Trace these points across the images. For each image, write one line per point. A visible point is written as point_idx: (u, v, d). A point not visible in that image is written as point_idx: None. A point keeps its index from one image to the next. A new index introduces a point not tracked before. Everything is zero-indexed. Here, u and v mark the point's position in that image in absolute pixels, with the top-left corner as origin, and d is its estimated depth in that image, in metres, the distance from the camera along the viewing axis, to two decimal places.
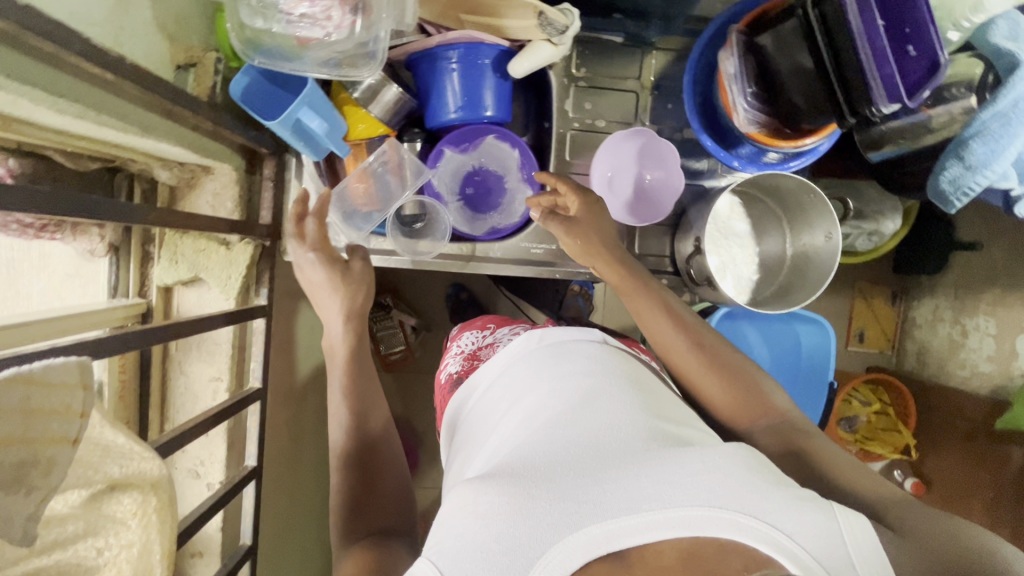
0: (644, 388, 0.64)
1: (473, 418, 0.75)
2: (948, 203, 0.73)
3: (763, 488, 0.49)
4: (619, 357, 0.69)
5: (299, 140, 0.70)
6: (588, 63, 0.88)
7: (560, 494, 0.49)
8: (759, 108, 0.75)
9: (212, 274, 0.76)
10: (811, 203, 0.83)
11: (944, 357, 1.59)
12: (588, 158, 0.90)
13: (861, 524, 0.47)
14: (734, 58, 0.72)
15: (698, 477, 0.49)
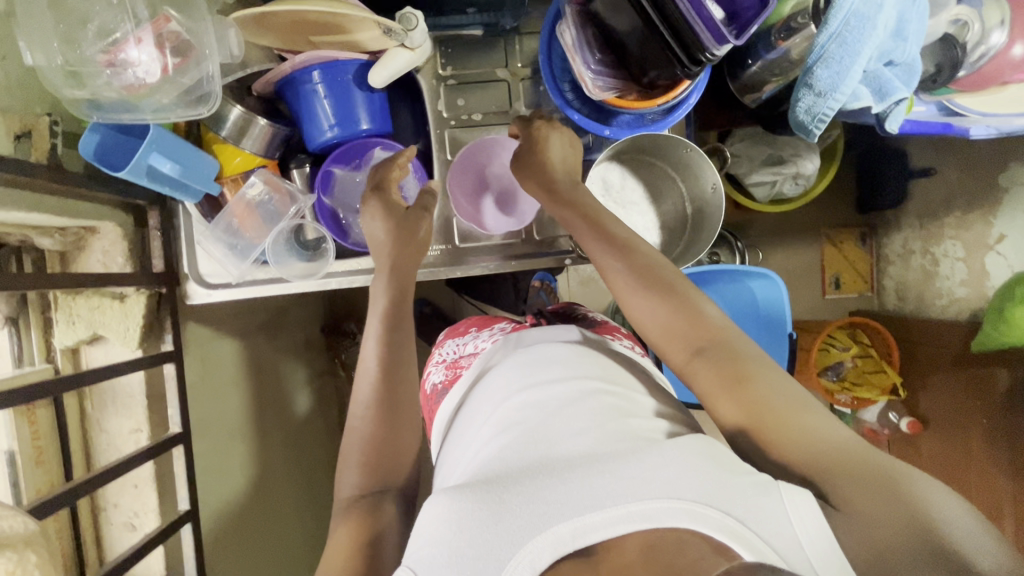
0: (613, 395, 0.69)
1: (461, 427, 0.80)
2: (809, 132, 0.74)
3: (719, 478, 0.53)
4: (589, 364, 0.73)
5: (161, 185, 0.72)
6: (454, 61, 0.89)
7: (530, 496, 0.53)
8: (610, 73, 0.75)
9: (110, 329, 0.78)
10: (690, 157, 0.85)
11: (921, 290, 1.63)
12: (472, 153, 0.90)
13: (805, 499, 0.51)
14: (571, 29, 0.73)
15: (661, 471, 0.53)
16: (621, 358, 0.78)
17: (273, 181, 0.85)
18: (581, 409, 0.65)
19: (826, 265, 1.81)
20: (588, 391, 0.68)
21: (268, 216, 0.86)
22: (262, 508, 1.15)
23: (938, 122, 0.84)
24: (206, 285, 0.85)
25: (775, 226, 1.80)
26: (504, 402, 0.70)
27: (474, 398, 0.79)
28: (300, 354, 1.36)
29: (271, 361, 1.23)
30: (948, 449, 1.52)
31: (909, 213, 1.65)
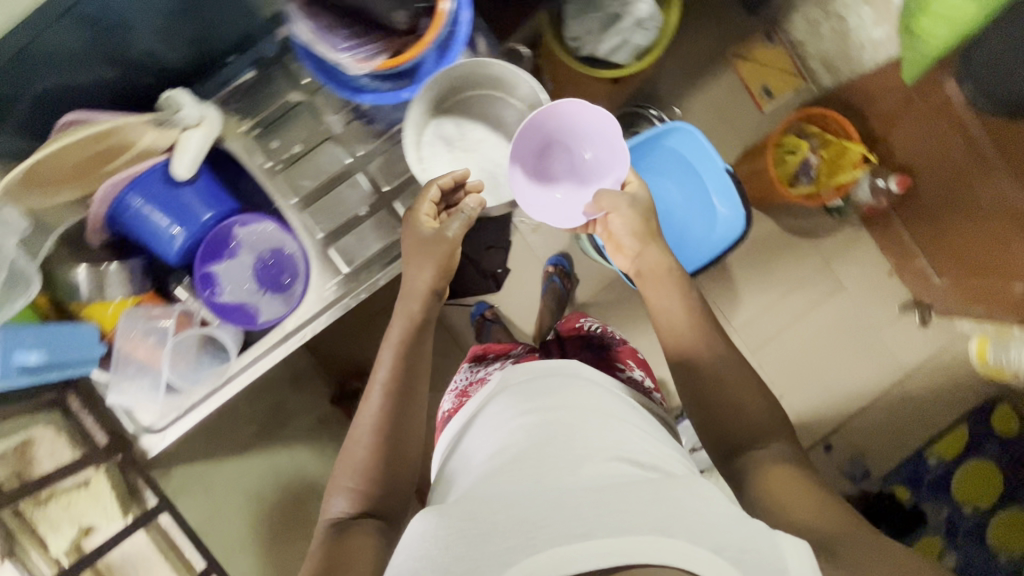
0: (616, 438, 0.88)
1: (461, 452, 0.98)
2: None
3: (705, 523, 0.70)
4: (592, 413, 0.92)
5: (54, 372, 1.01)
6: (250, 111, 1.17)
7: (531, 513, 0.73)
8: (360, 45, 1.00)
9: (89, 514, 1.13)
10: (468, 104, 1.23)
11: (844, 53, 1.60)
12: (307, 175, 1.16)
13: (800, 549, 0.69)
14: (306, 27, 0.97)
15: (652, 508, 0.72)
16: (631, 413, 0.97)
17: (147, 313, 1.10)
18: (586, 454, 0.83)
19: (747, 81, 1.84)
20: (597, 441, 0.86)
21: (188, 346, 1.12)
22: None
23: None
24: (154, 438, 1.13)
25: (683, 72, 1.84)
26: (517, 439, 0.88)
27: (479, 431, 0.97)
28: (317, 431, 1.51)
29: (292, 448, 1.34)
30: (947, 180, 1.48)
31: None
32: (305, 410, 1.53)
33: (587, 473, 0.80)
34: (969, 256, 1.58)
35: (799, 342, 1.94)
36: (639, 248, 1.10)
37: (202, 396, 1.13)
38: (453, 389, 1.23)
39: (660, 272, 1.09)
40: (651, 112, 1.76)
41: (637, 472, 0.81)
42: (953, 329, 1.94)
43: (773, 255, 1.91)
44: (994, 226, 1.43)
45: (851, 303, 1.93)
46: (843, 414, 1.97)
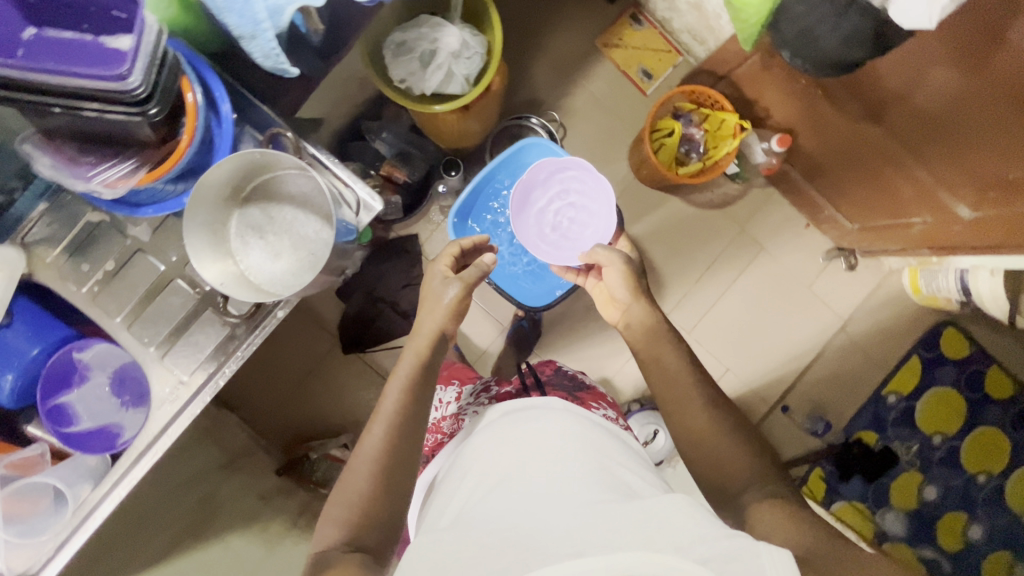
0: (603, 468, 0.85)
1: (453, 477, 0.95)
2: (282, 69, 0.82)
3: (706, 533, 0.69)
4: (582, 448, 0.89)
5: None
6: (45, 238, 0.86)
7: (514, 541, 0.70)
8: (108, 167, 0.79)
9: None
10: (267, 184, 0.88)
11: (705, 23, 1.62)
12: (121, 298, 0.88)
13: (782, 557, 0.64)
14: (42, 162, 0.78)
15: (639, 530, 0.69)
16: (616, 449, 0.93)
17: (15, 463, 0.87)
18: (575, 484, 0.80)
19: (623, 67, 1.82)
20: (584, 464, 0.85)
21: (37, 490, 0.87)
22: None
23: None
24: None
25: (556, 72, 1.83)
26: (503, 466, 0.87)
27: (458, 469, 0.95)
28: (249, 516, 1.45)
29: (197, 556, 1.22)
30: (825, 135, 1.49)
31: None
32: (237, 497, 1.47)
33: (567, 491, 0.79)
34: (857, 197, 1.60)
35: (732, 310, 1.91)
36: (630, 300, 1.12)
37: (70, 540, 0.88)
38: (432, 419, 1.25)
39: (646, 327, 1.07)
40: (531, 120, 1.77)
41: (622, 490, 0.81)
42: (882, 267, 1.94)
43: (687, 229, 1.88)
44: (881, 171, 1.44)
45: (775, 265, 1.91)
46: (795, 373, 1.94)
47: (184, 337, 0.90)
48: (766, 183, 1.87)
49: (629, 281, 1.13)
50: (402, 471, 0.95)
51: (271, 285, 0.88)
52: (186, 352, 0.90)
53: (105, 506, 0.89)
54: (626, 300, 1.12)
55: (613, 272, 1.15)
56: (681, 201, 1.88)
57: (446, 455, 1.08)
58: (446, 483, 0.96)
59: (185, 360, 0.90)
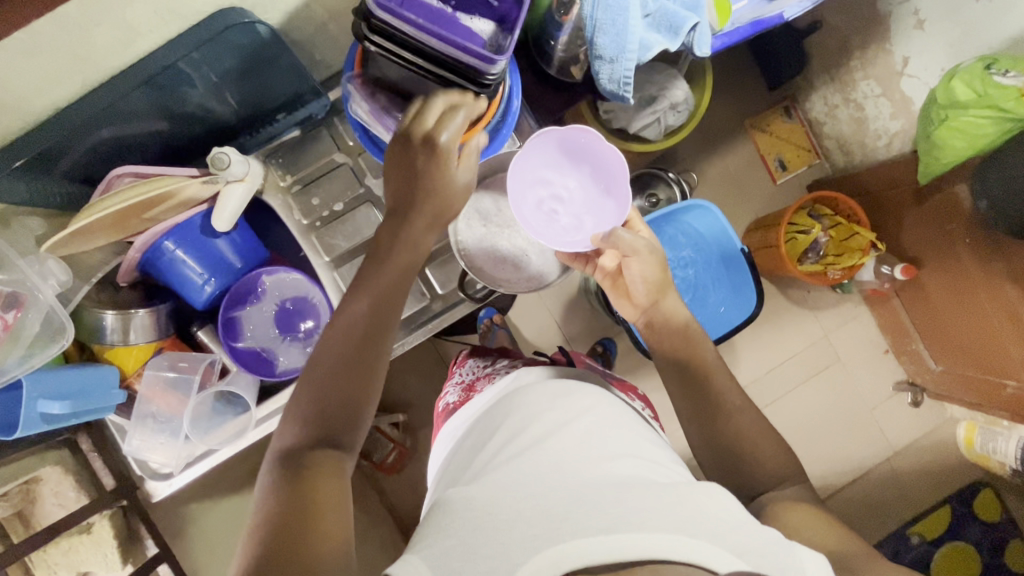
0: (628, 436, 0.76)
1: (470, 435, 0.84)
2: (622, 98, 0.71)
3: (734, 525, 0.60)
4: (610, 416, 0.79)
5: (65, 424, 0.73)
6: (290, 168, 0.89)
7: (539, 511, 0.60)
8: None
9: (91, 562, 0.83)
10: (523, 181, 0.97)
11: (860, 138, 1.69)
12: (343, 237, 0.90)
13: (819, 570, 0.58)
14: (360, 104, 0.74)
15: (667, 508, 0.60)
16: (638, 422, 0.82)
17: (176, 365, 0.85)
18: (597, 450, 0.70)
19: (764, 152, 1.86)
20: (606, 428, 0.75)
21: (183, 389, 0.85)
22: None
23: (746, 24, 0.83)
24: (162, 477, 0.85)
25: (701, 137, 1.86)
26: (519, 425, 0.76)
27: (476, 432, 0.84)
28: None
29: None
30: (949, 276, 1.54)
31: (818, 69, 1.72)
32: None
33: (592, 457, 0.69)
34: (957, 342, 1.66)
35: (796, 412, 1.93)
36: (659, 296, 0.85)
37: (205, 456, 0.86)
38: (458, 381, 1.06)
39: (674, 329, 0.84)
40: (669, 173, 1.59)
41: (649, 463, 0.70)
42: (943, 412, 1.96)
43: (781, 317, 1.92)
44: (996, 331, 1.48)
45: (847, 379, 1.94)
46: (839, 489, 1.94)
47: None
48: (860, 301, 1.93)
49: (656, 276, 0.84)
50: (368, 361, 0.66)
51: (490, 269, 0.96)
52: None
53: (250, 431, 0.87)
54: (654, 296, 0.85)
55: (631, 268, 0.84)
56: (780, 294, 1.92)
57: (460, 414, 0.95)
58: (461, 445, 0.85)
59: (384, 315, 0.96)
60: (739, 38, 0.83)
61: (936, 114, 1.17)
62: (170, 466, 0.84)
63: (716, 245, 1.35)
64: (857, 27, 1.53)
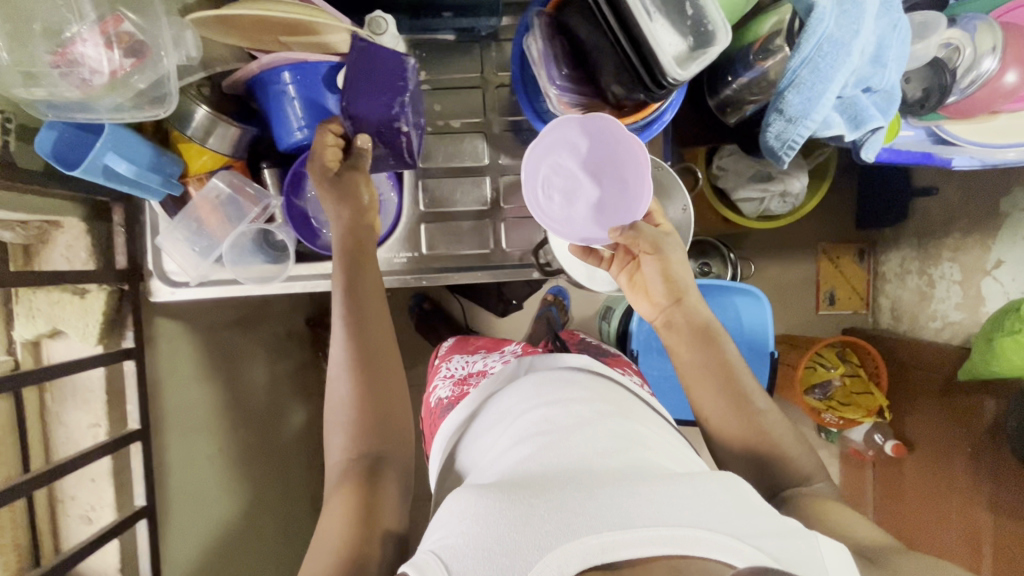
0: (632, 433, 0.72)
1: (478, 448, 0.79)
2: (778, 159, 0.69)
3: (745, 515, 0.54)
4: (616, 418, 0.75)
5: (118, 185, 0.70)
6: (429, 66, 0.87)
7: (559, 501, 0.53)
8: (577, 89, 0.73)
9: (69, 324, 0.78)
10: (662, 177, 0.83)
11: (915, 310, 1.69)
12: (443, 157, 0.88)
13: (836, 555, 0.53)
14: (537, 43, 0.70)
15: (678, 497, 0.54)
16: (646, 420, 0.79)
17: (237, 184, 0.82)
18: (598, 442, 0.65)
19: (821, 280, 1.87)
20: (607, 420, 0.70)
21: (234, 211, 0.83)
22: (256, 516, 1.13)
23: (919, 151, 0.84)
24: (170, 282, 0.85)
25: (773, 238, 1.86)
26: (519, 435, 0.72)
27: (486, 438, 0.79)
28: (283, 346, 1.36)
29: (248, 355, 1.14)
30: (932, 476, 1.53)
31: (908, 230, 1.72)
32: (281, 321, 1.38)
33: (595, 460, 0.64)
34: (902, 533, 1.66)
35: None
36: (679, 289, 0.77)
37: (223, 281, 0.86)
38: (444, 376, 1.03)
39: (691, 328, 0.76)
40: (730, 255, 1.58)
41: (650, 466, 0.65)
42: None
43: None
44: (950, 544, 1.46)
45: None
46: None
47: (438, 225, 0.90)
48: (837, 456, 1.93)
49: (679, 272, 0.77)
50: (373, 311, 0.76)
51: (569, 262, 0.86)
52: (438, 251, 0.89)
53: (276, 283, 0.87)
54: (675, 291, 0.77)
55: (650, 264, 0.77)
56: None
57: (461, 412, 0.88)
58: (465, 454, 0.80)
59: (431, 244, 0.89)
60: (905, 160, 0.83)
61: (1010, 323, 1.17)
62: (188, 277, 0.84)
63: (750, 336, 1.33)
64: (967, 210, 1.52)
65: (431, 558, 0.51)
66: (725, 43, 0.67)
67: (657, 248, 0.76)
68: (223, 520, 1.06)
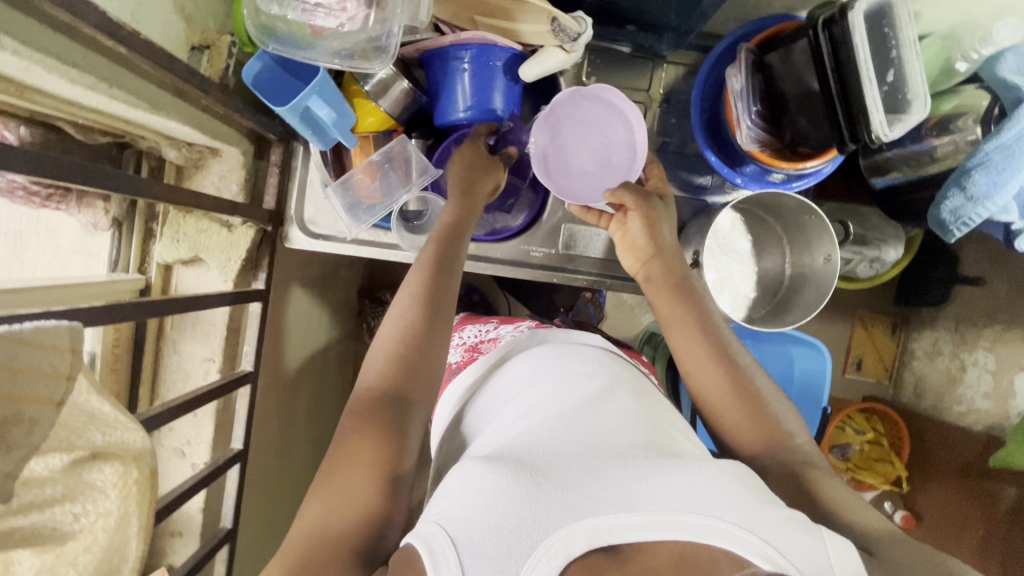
0: (647, 405, 0.64)
1: (482, 402, 0.72)
2: (948, 232, 0.74)
3: (760, 505, 0.48)
4: (632, 386, 0.67)
5: (306, 128, 0.71)
6: (599, 72, 0.90)
7: (567, 484, 0.49)
8: (763, 126, 0.75)
9: (211, 254, 0.77)
10: (811, 224, 0.82)
11: (941, 391, 1.56)
12: None
13: (847, 550, 0.46)
14: (742, 75, 0.73)
15: (683, 482, 0.49)
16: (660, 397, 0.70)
17: (400, 151, 0.83)
18: (604, 414, 0.59)
19: (853, 346, 1.73)
20: (616, 394, 0.63)
21: (392, 179, 0.84)
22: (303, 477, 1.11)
23: None
24: (310, 233, 0.84)
25: None
26: (524, 393, 0.65)
27: (490, 395, 0.72)
28: (338, 311, 1.34)
29: (295, 313, 1.10)
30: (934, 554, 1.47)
31: (947, 313, 1.55)
32: (343, 286, 1.36)
33: (613, 430, 0.57)
34: None
35: None
36: (663, 244, 0.77)
37: (365, 242, 0.85)
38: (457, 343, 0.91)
39: (670, 286, 0.75)
40: None
41: (669, 442, 0.58)
42: None
43: None
44: None
45: None
46: None
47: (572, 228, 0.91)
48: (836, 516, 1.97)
49: (662, 228, 0.77)
50: (445, 275, 0.71)
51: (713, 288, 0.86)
52: (568, 252, 0.91)
53: None
54: (657, 246, 0.77)
55: (634, 219, 0.77)
56: None
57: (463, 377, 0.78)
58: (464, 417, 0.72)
59: (565, 244, 0.90)
60: None
61: None
62: (332, 232, 0.84)
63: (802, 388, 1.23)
64: (1010, 302, 1.36)
65: (433, 529, 0.46)
66: (921, 115, 0.68)
67: (643, 205, 0.76)
68: (265, 476, 1.03)
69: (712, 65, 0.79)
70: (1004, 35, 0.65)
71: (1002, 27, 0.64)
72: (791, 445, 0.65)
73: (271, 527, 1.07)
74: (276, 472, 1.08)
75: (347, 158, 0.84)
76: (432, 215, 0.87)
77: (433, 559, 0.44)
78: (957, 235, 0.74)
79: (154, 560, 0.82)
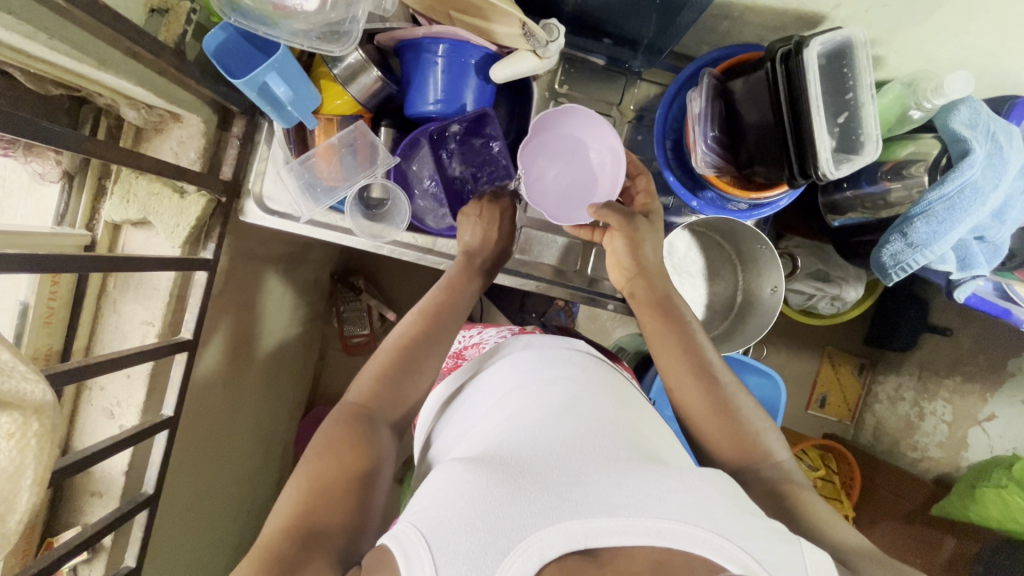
0: (632, 413, 0.63)
1: (467, 401, 0.71)
2: (887, 275, 0.74)
3: (738, 514, 0.47)
4: (618, 393, 0.66)
5: (264, 102, 0.71)
6: (572, 81, 0.91)
7: (549, 488, 0.48)
8: (719, 152, 0.76)
9: (160, 218, 0.77)
10: (763, 254, 0.84)
11: (898, 437, 1.53)
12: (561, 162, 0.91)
13: (826, 563, 0.46)
14: (701, 99, 0.74)
15: (663, 487, 0.48)
16: (644, 404, 0.69)
17: (365, 138, 0.83)
18: (588, 417, 0.58)
19: (819, 383, 1.69)
20: (597, 398, 0.62)
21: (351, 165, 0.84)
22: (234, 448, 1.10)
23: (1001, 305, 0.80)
24: (265, 208, 0.85)
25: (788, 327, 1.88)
26: (509, 395, 0.64)
27: (475, 393, 0.71)
28: (304, 291, 1.33)
29: (258, 289, 1.09)
30: None
31: (911, 360, 1.54)
32: (312, 266, 1.34)
33: (593, 431, 0.56)
34: None
35: None
36: (648, 263, 0.75)
37: (318, 224, 0.86)
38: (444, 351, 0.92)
39: (659, 304, 0.74)
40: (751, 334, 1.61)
41: (653, 449, 0.57)
42: None
43: None
44: None
45: None
46: None
47: (530, 232, 0.92)
48: None
49: (647, 247, 0.76)
50: (443, 315, 0.74)
51: None
52: (525, 256, 0.92)
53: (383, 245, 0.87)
54: (641, 264, 0.76)
55: (618, 240, 0.76)
56: None
57: (451, 378, 0.78)
58: (452, 414, 0.72)
59: (523, 248, 0.92)
60: (989, 310, 0.81)
61: (998, 476, 1.16)
62: (288, 210, 0.85)
63: None
64: (973, 355, 1.36)
65: (407, 529, 0.46)
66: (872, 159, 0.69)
67: (626, 226, 0.75)
68: (204, 448, 1.02)
69: (680, 85, 0.80)
70: (956, 88, 0.65)
71: (954, 80, 0.64)
72: (771, 461, 0.64)
73: (203, 499, 1.06)
74: (218, 445, 1.07)
75: (309, 137, 0.85)
76: (393, 203, 0.87)
77: (405, 562, 0.43)
78: (897, 279, 0.75)
79: (71, 519, 0.82)
